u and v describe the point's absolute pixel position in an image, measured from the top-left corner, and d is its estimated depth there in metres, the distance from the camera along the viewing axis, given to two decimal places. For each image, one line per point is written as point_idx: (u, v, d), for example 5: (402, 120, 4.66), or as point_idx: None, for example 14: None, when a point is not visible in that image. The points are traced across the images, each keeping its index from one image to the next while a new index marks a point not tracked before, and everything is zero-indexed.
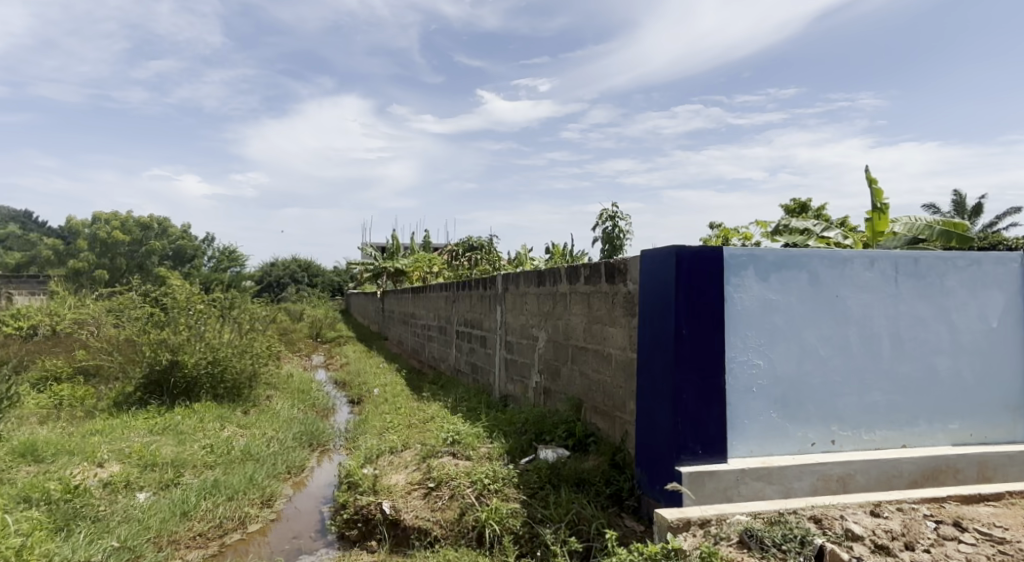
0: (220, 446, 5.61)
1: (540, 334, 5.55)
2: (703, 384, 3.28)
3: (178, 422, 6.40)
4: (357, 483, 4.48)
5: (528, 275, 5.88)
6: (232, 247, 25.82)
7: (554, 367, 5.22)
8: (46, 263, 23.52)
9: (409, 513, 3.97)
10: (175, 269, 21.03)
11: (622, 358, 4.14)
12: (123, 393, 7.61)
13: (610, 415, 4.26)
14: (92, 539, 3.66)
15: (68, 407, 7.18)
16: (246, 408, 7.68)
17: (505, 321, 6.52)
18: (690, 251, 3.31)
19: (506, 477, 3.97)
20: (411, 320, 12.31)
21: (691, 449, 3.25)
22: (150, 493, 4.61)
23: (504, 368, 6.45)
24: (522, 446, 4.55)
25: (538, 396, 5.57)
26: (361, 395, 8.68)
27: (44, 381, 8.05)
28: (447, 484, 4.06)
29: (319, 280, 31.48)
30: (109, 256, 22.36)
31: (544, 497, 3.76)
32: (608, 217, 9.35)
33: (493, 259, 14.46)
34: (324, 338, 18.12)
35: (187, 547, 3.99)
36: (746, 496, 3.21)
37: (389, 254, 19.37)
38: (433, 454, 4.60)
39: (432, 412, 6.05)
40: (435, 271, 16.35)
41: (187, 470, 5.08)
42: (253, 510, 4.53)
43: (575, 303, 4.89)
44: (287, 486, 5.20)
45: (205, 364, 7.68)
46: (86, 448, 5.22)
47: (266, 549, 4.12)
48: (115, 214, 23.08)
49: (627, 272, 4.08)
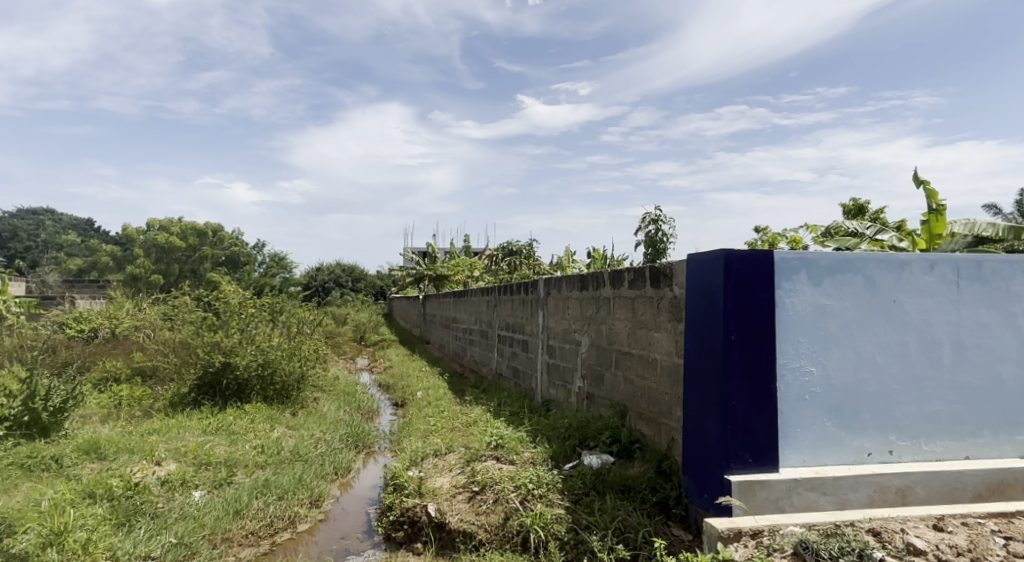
0: (271, 446, 5.76)
1: (583, 338, 5.53)
2: (753, 391, 3.20)
3: (230, 422, 6.58)
4: (403, 485, 4.55)
5: (571, 280, 5.86)
6: (279, 253, 26.47)
7: (597, 372, 5.19)
8: (106, 269, 24.60)
9: (453, 516, 4.00)
10: (225, 275, 21.69)
11: (667, 364, 4.09)
12: (178, 394, 7.87)
13: (655, 421, 4.22)
14: (152, 535, 3.79)
15: (127, 407, 7.46)
16: (294, 410, 7.85)
17: (547, 326, 6.50)
18: (739, 254, 3.24)
19: (550, 482, 3.97)
20: (452, 324, 12.40)
21: (742, 458, 3.17)
22: (205, 491, 4.75)
23: (546, 373, 6.44)
24: (566, 451, 4.53)
25: (580, 401, 5.54)
26: (404, 398, 8.79)
27: (104, 381, 8.39)
28: (491, 488, 4.08)
29: (362, 284, 32.01)
30: (164, 262, 23.23)
31: (589, 503, 3.74)
32: (651, 221, 9.26)
33: (534, 263, 14.48)
34: (367, 342, 18.40)
35: (240, 544, 4.10)
36: (799, 507, 3.13)
37: (430, 259, 19.55)
38: (477, 458, 4.63)
39: (474, 416, 6.08)
40: (476, 276, 16.44)
41: (239, 470, 5.22)
42: (302, 511, 4.63)
43: (619, 307, 4.86)
44: (334, 486, 5.28)
45: (256, 366, 7.89)
46: (145, 447, 5.41)
47: (315, 549, 4.20)
48: (171, 221, 23.95)
49: (672, 276, 4.03)
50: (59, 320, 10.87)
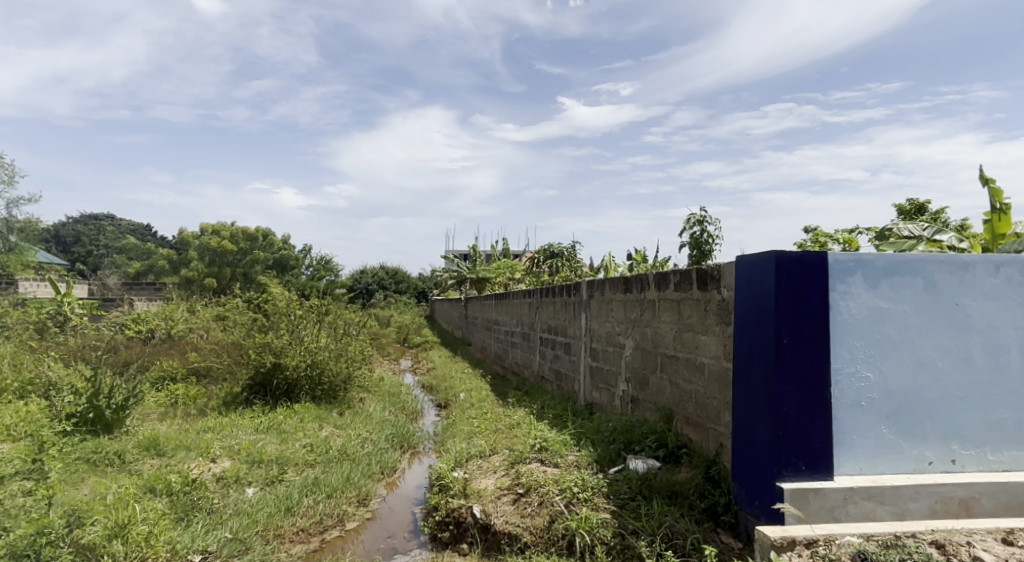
0: (320, 445, 5.87)
1: (627, 341, 5.48)
2: (806, 397, 3.12)
3: (281, 421, 6.74)
4: (449, 485, 4.60)
5: (614, 282, 5.81)
6: (325, 256, 26.99)
7: (642, 376, 5.13)
8: (163, 272, 25.53)
9: (499, 518, 4.01)
10: (273, 278, 22.23)
11: (715, 368, 4.02)
12: (231, 394, 8.10)
13: (703, 426, 4.15)
14: (208, 530, 3.92)
15: (182, 406, 7.71)
16: (341, 409, 8.00)
17: (590, 328, 6.46)
18: (791, 256, 3.16)
19: (595, 486, 3.94)
20: (494, 326, 12.43)
21: (795, 465, 3.10)
22: (258, 488, 4.89)
23: (589, 376, 6.40)
24: (611, 455, 4.50)
25: (624, 405, 5.49)
26: (448, 399, 8.87)
27: (162, 380, 8.69)
28: (536, 491, 4.08)
29: (405, 287, 32.43)
30: (217, 266, 23.99)
31: (635, 508, 3.71)
32: (696, 222, 9.13)
33: (576, 265, 14.39)
34: (411, 343, 18.59)
35: (291, 541, 4.20)
36: (855, 517, 3.04)
37: (473, 261, 19.62)
38: (521, 460, 4.64)
39: (517, 418, 6.09)
40: (518, 278, 16.46)
41: (290, 468, 5.35)
42: (350, 509, 4.71)
43: (664, 310, 4.80)
44: (380, 485, 5.36)
45: (304, 366, 8.08)
46: (201, 444, 5.59)
47: (363, 547, 4.26)
48: (223, 226, 24.69)
49: (720, 279, 3.96)
50: (119, 322, 11.31)
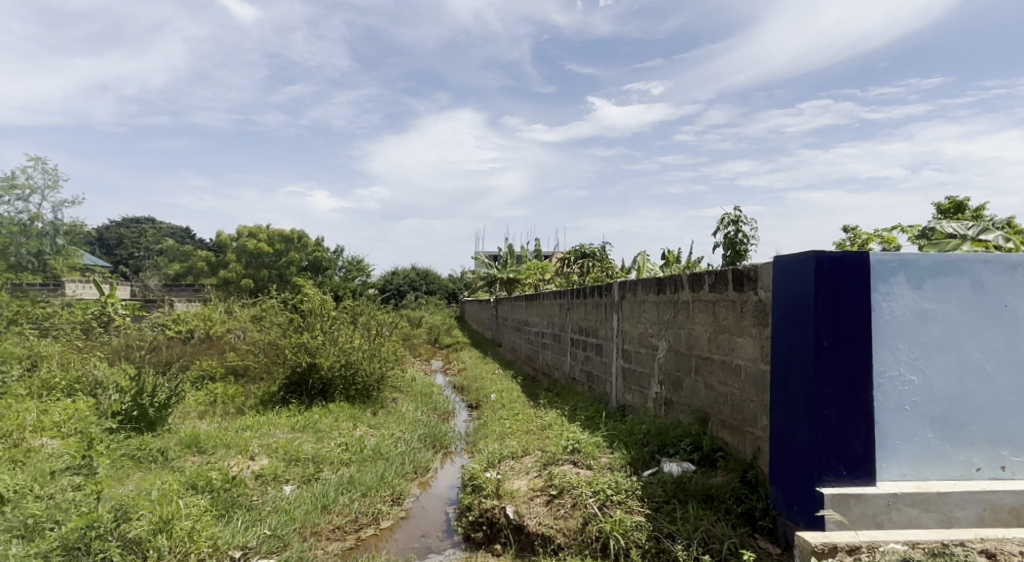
0: (354, 444, 5.95)
1: (660, 343, 5.43)
2: (847, 400, 3.06)
3: (317, 420, 6.85)
4: (482, 486, 4.62)
5: (647, 283, 5.76)
6: (357, 257, 27.32)
7: (676, 378, 5.08)
8: (201, 274, 26.16)
9: (532, 519, 4.02)
10: (308, 280, 22.58)
11: (752, 370, 3.96)
12: (268, 393, 8.25)
13: (739, 430, 4.08)
14: (248, 526, 4.00)
15: (221, 404, 7.88)
16: (375, 409, 8.10)
17: (622, 329, 6.42)
18: (830, 256, 3.10)
19: (629, 489, 3.92)
20: (525, 327, 12.42)
21: (835, 470, 3.04)
22: (295, 486, 4.98)
23: (621, 378, 6.36)
24: (644, 458, 4.46)
25: (658, 407, 5.44)
26: (479, 400, 8.90)
27: (201, 379, 8.90)
28: (569, 493, 4.07)
29: (436, 288, 32.67)
30: (254, 267, 24.48)
31: (670, 512, 3.67)
32: (731, 222, 9.00)
33: (607, 266, 14.30)
34: (442, 344, 18.71)
35: (327, 538, 4.26)
36: (899, 524, 2.96)
37: (503, 262, 19.64)
38: (554, 461, 4.63)
39: (549, 420, 6.08)
40: (548, 279, 16.44)
41: (326, 466, 5.43)
42: (385, 508, 4.77)
43: (699, 311, 4.74)
44: (414, 485, 5.40)
45: (339, 366, 8.20)
46: (240, 442, 5.71)
47: (398, 546, 4.30)
48: (259, 228, 25.16)
49: (757, 280, 3.90)
50: (160, 322, 11.61)
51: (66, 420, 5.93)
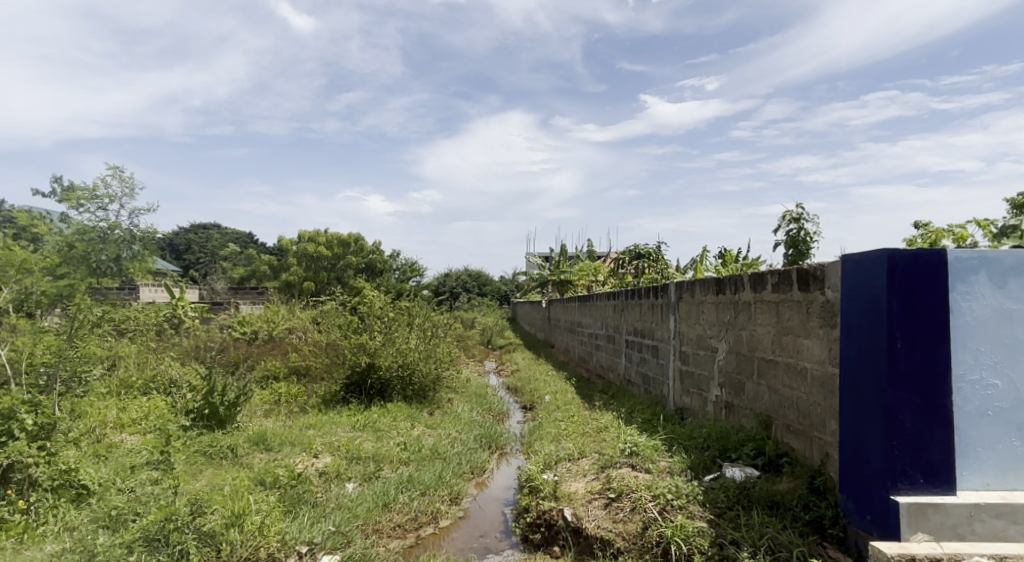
0: (412, 444, 6.04)
1: (721, 345, 5.31)
2: (924, 405, 2.92)
3: (376, 420, 6.99)
4: (539, 488, 4.62)
5: (705, 283, 5.65)
6: (413, 260, 27.76)
7: (737, 381, 4.96)
8: (264, 277, 27.08)
9: (591, 522, 3.99)
10: (365, 282, 23.07)
11: (819, 374, 3.83)
12: (329, 392, 8.46)
13: (806, 435, 3.95)
14: (313, 522, 4.11)
15: (286, 403, 8.14)
16: (431, 409, 8.20)
17: (679, 330, 6.31)
18: (904, 254, 2.97)
19: (690, 493, 3.85)
20: (578, 328, 12.35)
21: (911, 478, 2.90)
22: (356, 483, 5.09)
23: (679, 380, 6.24)
24: (705, 462, 4.37)
25: (718, 410, 5.32)
26: (534, 401, 8.90)
27: (266, 379, 9.20)
28: (628, 496, 4.03)
29: (488, 289, 32.89)
30: (313, 270, 25.16)
31: (734, 518, 3.59)
32: (792, 220, 8.73)
33: (662, 266, 14.06)
34: (495, 345, 18.80)
35: (388, 536, 4.34)
36: (982, 536, 2.82)
37: (556, 263, 19.55)
38: (612, 464, 4.59)
39: (606, 422, 6.03)
40: (601, 280, 16.32)
41: (386, 464, 5.53)
42: (444, 507, 4.82)
43: (761, 312, 4.61)
44: (471, 485, 5.44)
45: (397, 367, 8.34)
46: (304, 440, 5.88)
47: (457, 545, 4.34)
48: (319, 232, 25.83)
49: (825, 280, 3.76)
50: (228, 324, 12.07)
51: (143, 417, 6.25)
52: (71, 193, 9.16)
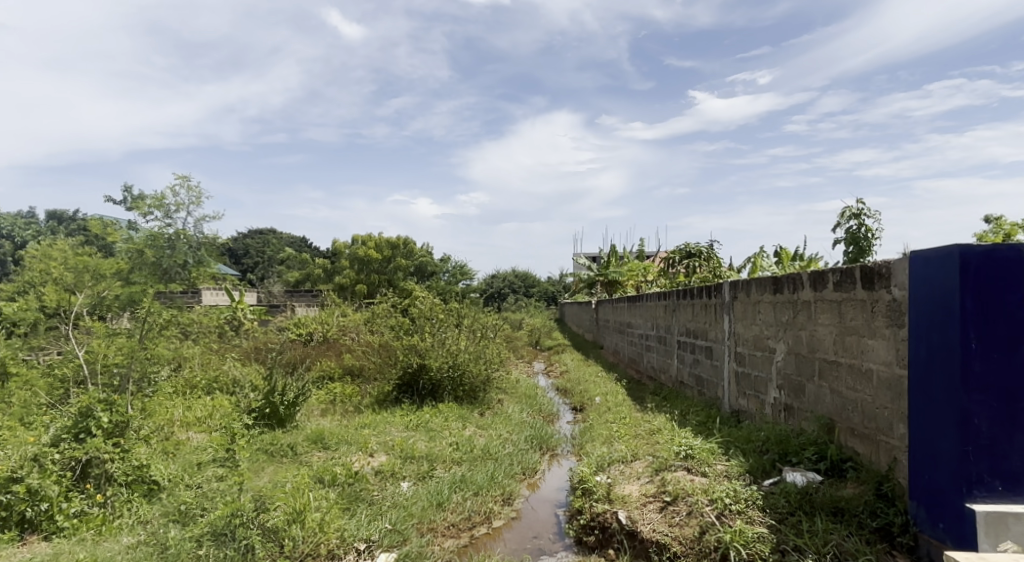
0: (464, 444, 6.08)
1: (779, 345, 5.16)
2: (1000, 409, 2.81)
3: (428, 420, 7.08)
4: (592, 489, 4.60)
5: (761, 282, 5.51)
6: (461, 263, 27.97)
7: (797, 383, 4.82)
8: (318, 279, 27.74)
9: (646, 526, 3.94)
10: (415, 285, 23.36)
11: (885, 375, 3.69)
12: (382, 392, 8.60)
13: (872, 439, 3.82)
14: (371, 519, 4.19)
15: (341, 403, 8.32)
16: (482, 410, 8.24)
17: (734, 331, 6.17)
18: (978, 250, 2.85)
19: (749, 498, 3.76)
20: (627, 329, 12.22)
21: (987, 485, 2.80)
22: (411, 482, 5.15)
23: (734, 382, 6.11)
24: (764, 466, 4.26)
25: (776, 413, 5.19)
26: (583, 402, 8.85)
27: (322, 378, 9.42)
28: (684, 500, 3.96)
29: (535, 290, 32.89)
30: (365, 273, 25.60)
31: (796, 524, 3.49)
32: (853, 216, 8.44)
33: (715, 265, 13.75)
34: (543, 346, 18.76)
35: (443, 535, 4.39)
36: None
37: (604, 263, 19.37)
38: (666, 467, 4.52)
39: (658, 424, 5.94)
40: (651, 280, 16.12)
41: (439, 464, 5.59)
42: (496, 507, 4.84)
43: (822, 311, 4.47)
44: (523, 486, 5.44)
45: (447, 368, 8.42)
46: (360, 439, 5.99)
47: (510, 545, 4.35)
48: (370, 235, 26.26)
49: (891, 278, 3.62)
50: (284, 325, 12.40)
51: (208, 416, 6.48)
52: (140, 201, 9.57)
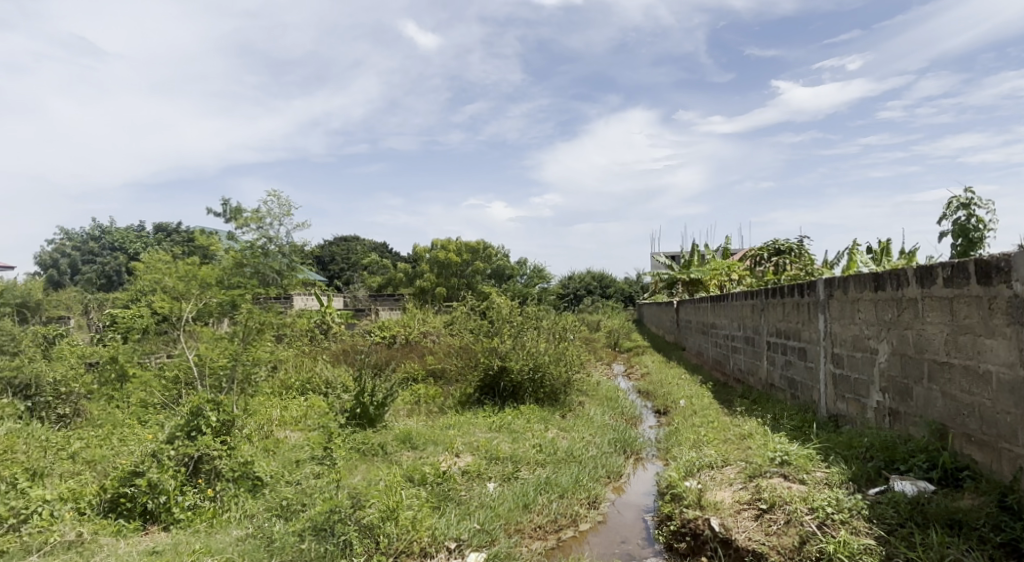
0: (548, 446, 6.07)
1: (881, 346, 4.86)
2: None
3: (511, 421, 7.13)
4: (682, 495, 4.49)
5: (860, 279, 5.21)
6: (538, 265, 28.01)
7: (904, 386, 4.53)
8: (399, 283, 28.49)
9: (741, 534, 3.80)
10: (492, 288, 23.57)
11: (1007, 378, 3.43)
12: (464, 394, 8.74)
13: (993, 446, 3.55)
14: (460, 519, 4.24)
15: (425, 404, 8.50)
16: (564, 412, 8.21)
17: (830, 331, 5.87)
18: None
19: (854, 508, 3.55)
20: (711, 329, 11.86)
21: None
22: (497, 483, 5.19)
23: (832, 385, 5.80)
24: (869, 474, 4.02)
25: (880, 418, 4.89)
26: (667, 405, 8.66)
27: (407, 380, 9.66)
28: (782, 508, 3.80)
29: (612, 290, 32.56)
30: (444, 276, 26.06)
31: (907, 536, 3.28)
32: (962, 206, 7.87)
33: (805, 262, 13.14)
34: (623, 347, 18.51)
35: (530, 536, 4.40)
36: None
37: (686, 262, 18.91)
38: (761, 474, 4.35)
39: (749, 428, 5.73)
40: (735, 279, 15.61)
41: (524, 466, 5.60)
42: (582, 510, 4.79)
43: (931, 309, 4.17)
44: (608, 490, 5.37)
45: (528, 370, 8.44)
46: (446, 439, 6.09)
47: (597, 550, 4.29)
48: (448, 240, 26.69)
49: (1012, 272, 3.36)
50: (369, 329, 12.78)
51: (303, 416, 6.77)
52: (238, 214, 10.12)
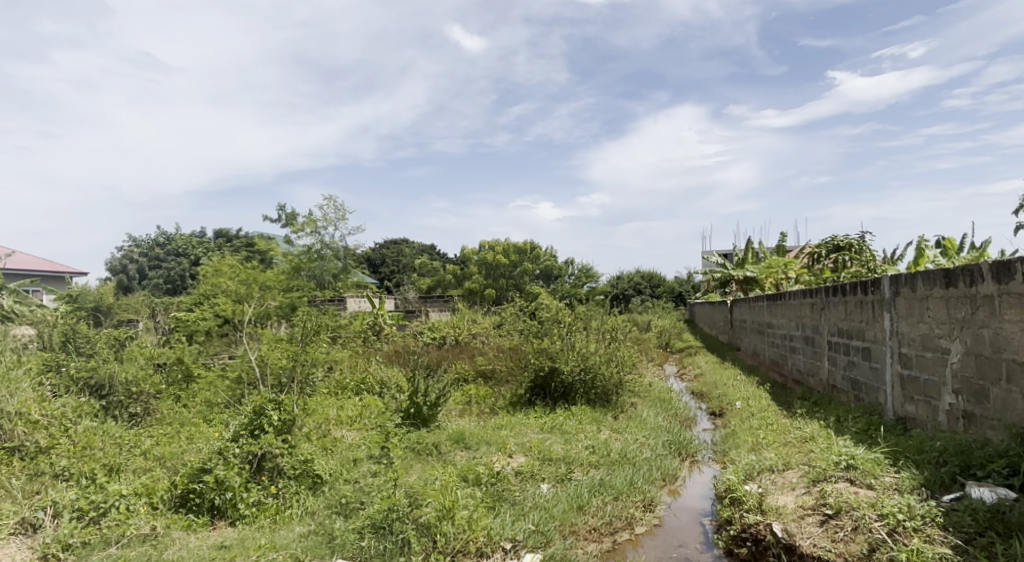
0: (601, 447, 6.01)
1: (954, 346, 4.64)
2: None
3: (563, 422, 7.10)
4: (741, 499, 4.37)
5: (930, 275, 4.98)
6: (586, 265, 27.83)
7: (979, 388, 4.31)
8: (449, 285, 28.75)
9: (806, 540, 3.67)
10: (541, 288, 23.52)
11: None
12: (515, 394, 8.74)
13: None
14: (515, 520, 4.23)
15: (476, 404, 8.55)
16: (616, 413, 8.13)
17: (896, 330, 5.63)
18: None
19: (928, 515, 3.40)
20: (768, 329, 11.53)
21: None
22: (551, 484, 5.18)
23: (899, 386, 5.56)
24: (943, 480, 3.84)
25: (954, 421, 4.66)
26: (722, 406, 8.46)
27: (458, 381, 9.73)
28: (849, 514, 3.66)
29: (662, 290, 32.11)
30: (492, 277, 26.14)
31: (987, 546, 3.12)
32: None
33: (867, 259, 12.66)
34: (674, 348, 18.19)
35: (585, 538, 4.36)
36: None
37: (739, 260, 18.46)
38: (825, 478, 4.20)
39: (811, 431, 5.55)
40: (792, 277, 15.15)
41: (577, 467, 5.55)
42: (638, 513, 4.72)
43: (1011, 306, 3.95)
44: (664, 492, 5.29)
45: (579, 371, 8.39)
46: (499, 440, 6.10)
47: (654, 553, 4.22)
48: (496, 241, 26.79)
49: None
50: (420, 330, 12.92)
51: (359, 416, 6.88)
52: (294, 219, 10.41)
